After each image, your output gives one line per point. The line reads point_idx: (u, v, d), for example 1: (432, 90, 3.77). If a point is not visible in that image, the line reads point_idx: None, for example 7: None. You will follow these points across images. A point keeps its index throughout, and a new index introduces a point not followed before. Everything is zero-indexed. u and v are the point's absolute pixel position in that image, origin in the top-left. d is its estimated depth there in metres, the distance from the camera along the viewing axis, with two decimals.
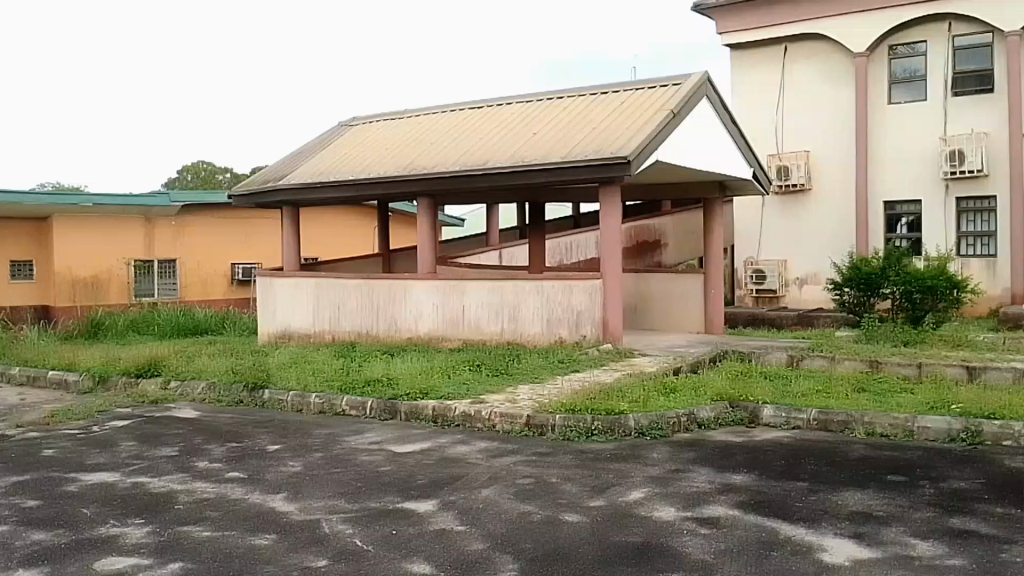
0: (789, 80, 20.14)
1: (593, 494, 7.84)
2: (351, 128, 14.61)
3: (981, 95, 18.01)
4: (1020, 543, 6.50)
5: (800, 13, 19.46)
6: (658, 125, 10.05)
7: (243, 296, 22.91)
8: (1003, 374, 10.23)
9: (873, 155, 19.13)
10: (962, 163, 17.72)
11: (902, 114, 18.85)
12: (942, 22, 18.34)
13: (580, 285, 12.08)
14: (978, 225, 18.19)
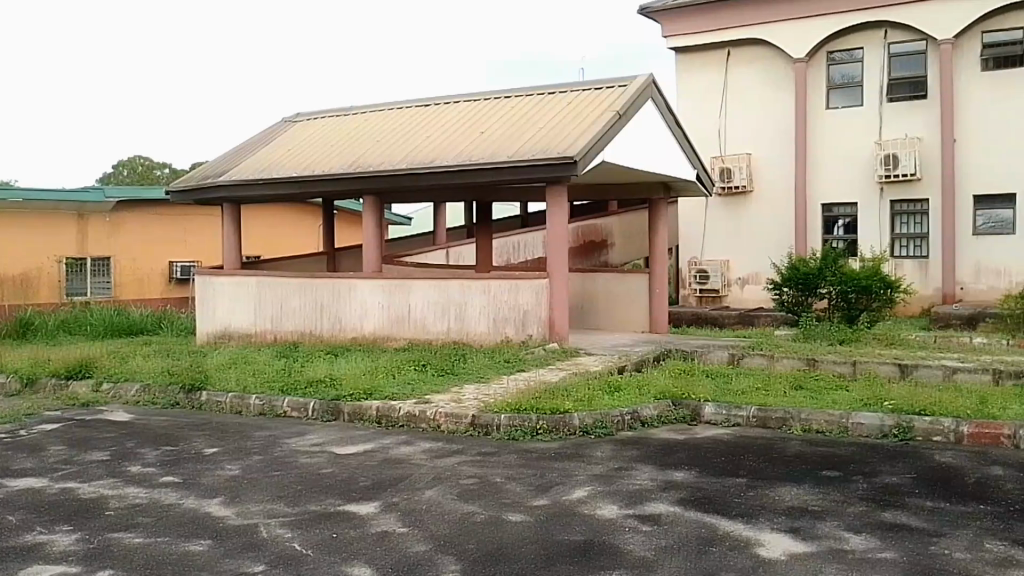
0: (736, 83, 20.49)
1: (536, 493, 7.84)
2: (295, 124, 14.36)
3: (914, 101, 18.64)
4: (948, 536, 6.72)
5: (745, 18, 19.84)
6: (604, 126, 10.10)
7: (181, 295, 22.59)
8: (933, 372, 10.58)
9: (817, 159, 19.60)
10: (896, 167, 18.26)
11: (842, 119, 19.37)
12: (878, 29, 18.91)
13: (527, 285, 12.08)
14: (910, 227, 18.81)
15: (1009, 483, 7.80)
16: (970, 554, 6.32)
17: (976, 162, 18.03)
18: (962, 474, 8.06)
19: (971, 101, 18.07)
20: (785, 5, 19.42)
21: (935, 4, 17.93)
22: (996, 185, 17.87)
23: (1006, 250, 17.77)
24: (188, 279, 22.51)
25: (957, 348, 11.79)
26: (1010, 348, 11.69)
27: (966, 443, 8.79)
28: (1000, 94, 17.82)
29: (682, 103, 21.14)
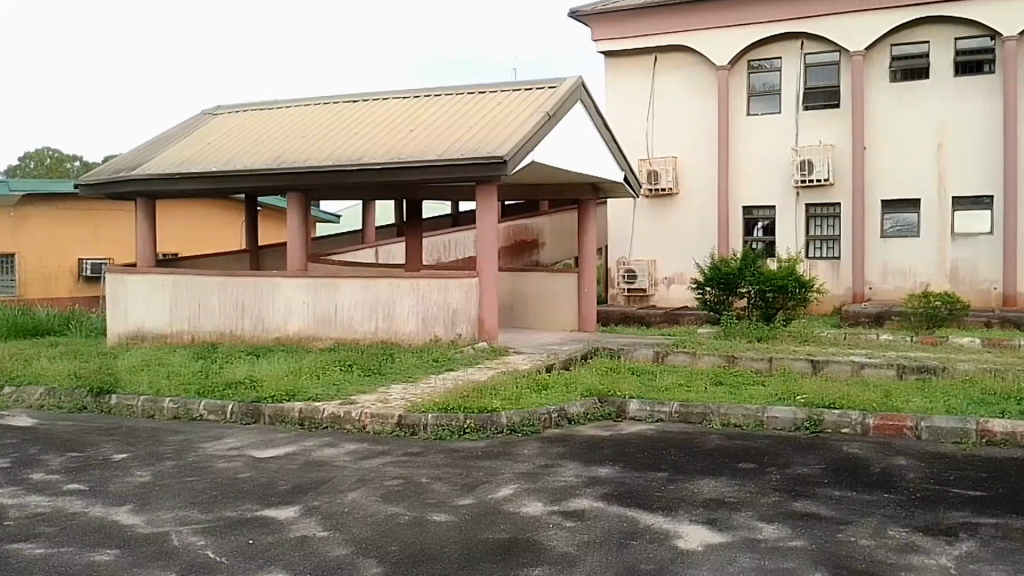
0: (664, 88, 20.98)
1: (461, 493, 7.83)
2: (215, 117, 13.92)
3: (828, 110, 19.51)
4: (854, 524, 7.05)
5: (671, 24, 20.33)
6: (534, 126, 10.15)
7: (91, 295, 21.48)
8: (843, 367, 11.09)
9: (742, 163, 20.26)
10: (810, 173, 19.07)
11: (763, 125, 20.07)
12: (795, 40, 19.71)
13: (456, 283, 12.06)
14: (824, 229, 19.64)
15: (910, 473, 8.25)
16: (873, 541, 6.65)
17: (885, 169, 18.98)
18: (868, 464, 8.48)
19: (881, 110, 19.02)
20: (711, 12, 19.96)
21: (848, 17, 18.82)
22: (902, 191, 18.86)
23: (911, 252, 18.79)
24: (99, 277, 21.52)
25: (865, 344, 12.42)
26: (913, 345, 12.34)
27: (872, 434, 9.25)
28: (907, 105, 18.79)
29: (611, 106, 21.51)
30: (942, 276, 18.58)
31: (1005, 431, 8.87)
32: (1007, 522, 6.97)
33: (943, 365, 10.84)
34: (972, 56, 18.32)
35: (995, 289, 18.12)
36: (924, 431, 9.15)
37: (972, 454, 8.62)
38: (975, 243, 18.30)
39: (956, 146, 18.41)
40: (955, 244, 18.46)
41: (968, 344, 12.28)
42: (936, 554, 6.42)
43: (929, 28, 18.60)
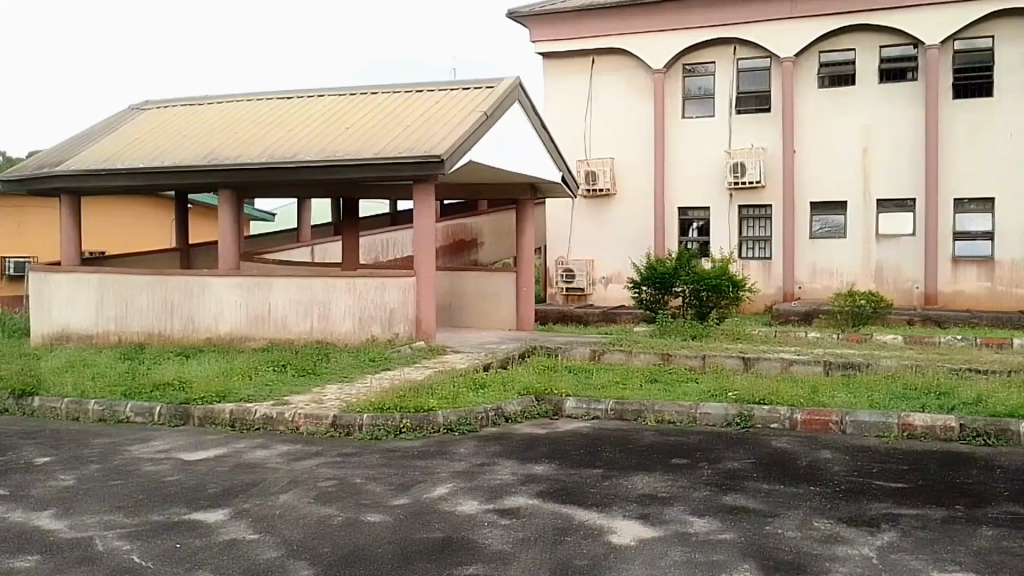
0: (609, 89, 21.17)
1: (396, 493, 7.78)
2: (145, 111, 13.62)
3: (758, 114, 20.00)
4: (781, 516, 7.24)
5: (614, 27, 20.57)
6: (472, 126, 10.17)
7: (14, 295, 20.74)
8: (772, 364, 11.39)
9: (684, 165, 20.58)
10: (743, 175, 19.47)
11: (697, 128, 20.46)
12: (728, 46, 20.14)
13: (393, 283, 11.98)
14: (757, 230, 20.07)
15: (835, 465, 8.51)
16: (799, 532, 6.84)
17: (817, 172, 19.53)
18: (795, 458, 8.72)
19: (813, 115, 19.59)
20: (658, 16, 20.23)
21: (787, 23, 19.31)
22: (831, 194, 19.44)
23: (839, 253, 19.39)
24: (23, 276, 20.82)
25: (793, 342, 12.78)
26: (839, 342, 12.75)
27: (800, 429, 9.51)
28: (837, 110, 19.39)
29: (555, 107, 21.66)
30: (867, 275, 19.21)
31: (924, 424, 9.23)
32: (926, 513, 7.25)
33: (866, 361, 11.25)
34: (897, 64, 18.99)
35: (917, 289, 18.81)
36: (849, 425, 9.44)
37: (894, 447, 8.94)
38: (898, 244, 18.95)
39: (883, 151, 19.06)
40: (881, 245, 19.09)
41: (890, 341, 12.76)
42: (859, 544, 6.63)
43: (857, 35, 19.22)
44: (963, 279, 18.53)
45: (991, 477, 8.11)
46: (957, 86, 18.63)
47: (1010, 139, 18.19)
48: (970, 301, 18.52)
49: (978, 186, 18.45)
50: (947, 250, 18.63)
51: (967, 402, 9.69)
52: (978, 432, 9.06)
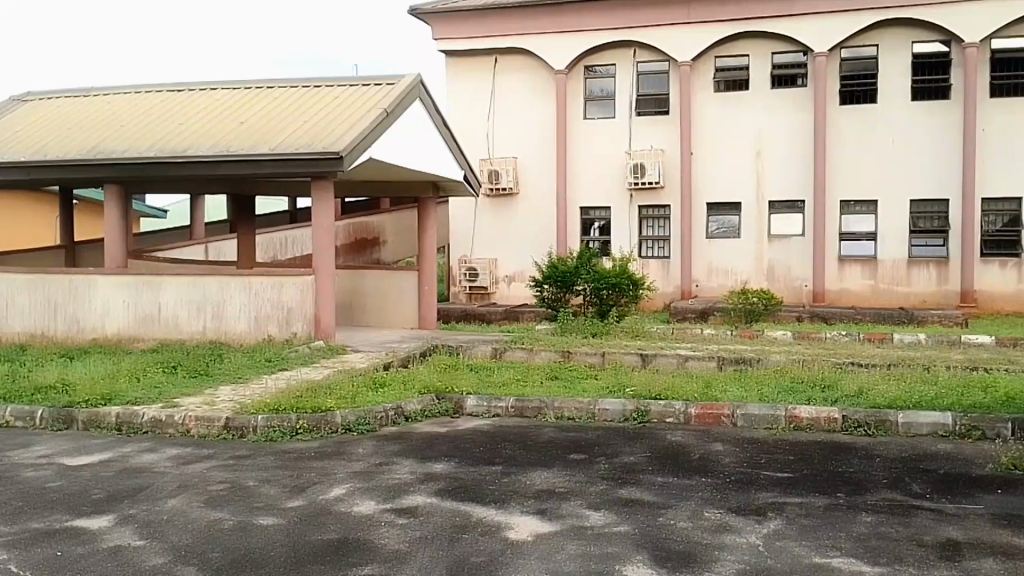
0: (520, 88, 21.28)
1: (291, 495, 7.67)
2: (26, 103, 13.11)
3: (659, 116, 20.48)
4: (673, 507, 7.44)
5: (531, 27, 20.63)
6: (371, 122, 10.16)
7: None
8: (669, 360, 11.71)
9: (593, 165, 20.87)
10: (644, 175, 19.96)
11: (597, 129, 20.83)
12: (628, 48, 20.56)
13: (291, 282, 11.85)
14: (656, 229, 20.56)
15: (726, 457, 8.79)
16: (691, 522, 7.03)
17: (722, 174, 20.12)
18: (689, 451, 8.96)
19: (721, 117, 20.11)
20: (577, 16, 20.37)
21: (701, 27, 19.73)
22: (725, 194, 20.12)
23: (734, 252, 20.05)
24: None
25: (690, 339, 13.19)
26: (733, 338, 13.18)
27: (694, 423, 9.79)
28: (733, 114, 20.04)
29: (465, 105, 21.67)
30: (760, 274, 19.94)
31: (810, 417, 9.61)
32: (810, 501, 7.56)
33: (757, 357, 11.67)
34: (787, 70, 19.75)
35: (806, 287, 19.60)
36: (740, 418, 9.77)
37: (781, 439, 9.29)
38: (788, 244, 19.75)
39: (773, 155, 19.83)
40: (772, 244, 19.85)
41: (781, 336, 13.28)
42: (746, 532, 6.86)
43: (751, 41, 19.88)
44: (848, 278, 19.41)
45: (870, 465, 8.52)
46: (844, 91, 19.45)
47: (898, 144, 19.07)
48: (855, 298, 19.39)
49: (866, 188, 19.29)
50: (834, 249, 19.49)
51: (850, 395, 10.16)
52: (860, 423, 9.50)
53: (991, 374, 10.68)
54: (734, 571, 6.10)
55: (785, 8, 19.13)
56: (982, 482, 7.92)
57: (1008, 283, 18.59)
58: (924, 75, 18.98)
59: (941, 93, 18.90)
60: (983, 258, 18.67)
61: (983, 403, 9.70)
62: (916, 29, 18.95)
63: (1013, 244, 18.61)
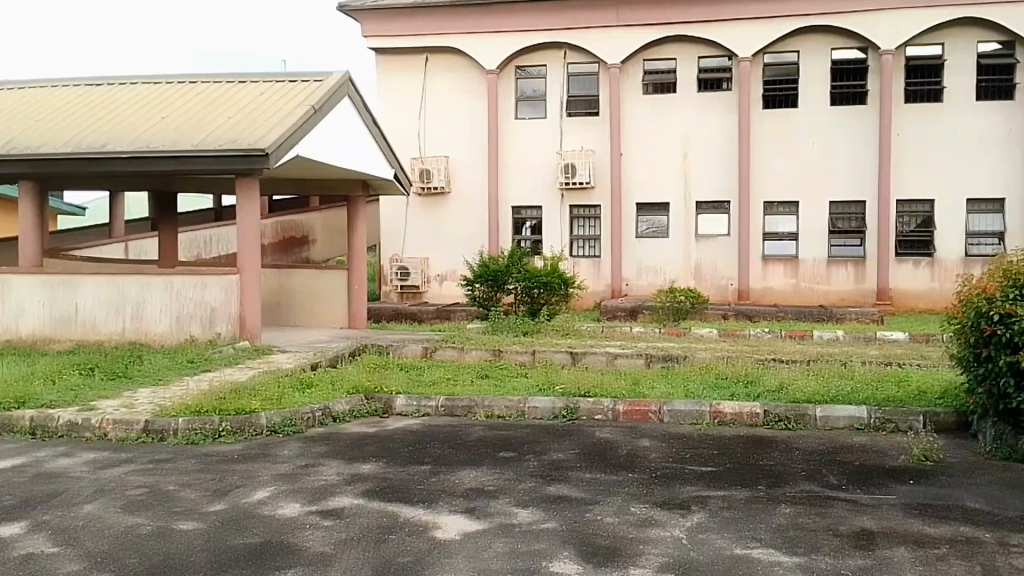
0: (455, 86, 21.27)
1: (212, 499, 7.50)
2: None
3: (589, 117, 20.72)
4: (600, 503, 7.54)
5: (473, 26, 20.60)
6: (297, 120, 10.14)
7: None
8: (597, 358, 11.89)
9: (526, 164, 20.96)
10: (574, 175, 20.18)
11: (528, 128, 20.97)
12: (559, 49, 20.75)
13: (214, 281, 11.65)
14: (587, 229, 20.81)
15: (652, 453, 8.94)
16: (617, 517, 7.13)
17: (658, 174, 20.42)
18: (616, 447, 9.08)
19: (659, 119, 20.40)
20: (520, 16, 20.42)
21: (641, 29, 19.96)
22: (654, 194, 20.46)
23: (662, 252, 20.44)
24: None
25: (620, 337, 13.48)
26: (660, 335, 13.47)
27: (622, 419, 9.95)
28: (662, 115, 20.39)
29: (400, 103, 21.55)
30: (686, 273, 20.36)
31: (733, 412, 9.85)
32: (732, 494, 7.75)
33: (683, 354, 11.95)
34: (713, 74, 20.18)
35: (732, 285, 20.08)
36: (666, 414, 9.97)
37: (705, 434, 9.50)
38: (713, 244, 20.21)
39: (701, 155, 20.21)
40: (698, 244, 20.28)
41: (706, 334, 13.60)
42: (670, 526, 6.99)
43: (679, 45, 20.28)
44: (770, 277, 19.97)
45: (789, 458, 8.77)
46: (767, 96, 19.98)
47: (819, 147, 19.66)
48: (777, 296, 19.97)
49: (788, 189, 19.84)
50: (758, 249, 20.01)
51: (770, 390, 10.47)
52: (780, 417, 9.78)
53: (903, 368, 11.12)
54: (657, 566, 6.20)
55: (724, 12, 19.51)
56: (894, 473, 8.23)
57: (920, 281, 19.32)
58: (843, 81, 19.62)
59: (857, 99, 19.56)
60: (909, 258, 19.36)
61: (896, 397, 10.09)
62: (836, 36, 19.58)
63: (927, 244, 19.35)
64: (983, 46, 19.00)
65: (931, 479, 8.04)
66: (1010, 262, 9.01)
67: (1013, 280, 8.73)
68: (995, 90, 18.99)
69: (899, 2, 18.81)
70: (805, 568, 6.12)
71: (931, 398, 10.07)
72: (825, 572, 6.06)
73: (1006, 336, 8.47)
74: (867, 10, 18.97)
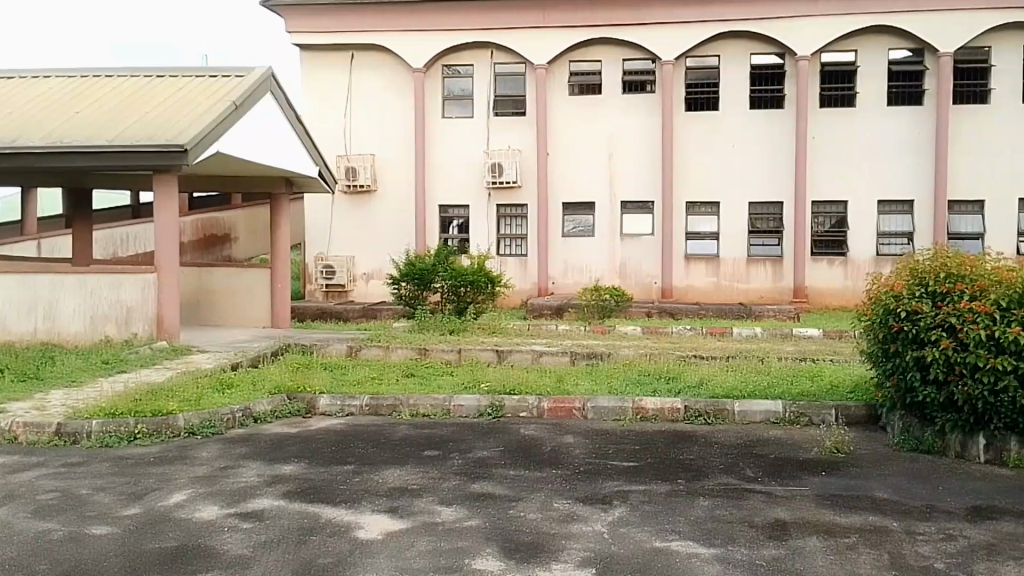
0: (388, 84, 21.17)
1: (127, 502, 7.26)
2: None
3: (516, 117, 20.86)
4: (523, 499, 7.51)
5: (414, 23, 20.51)
6: (216, 116, 10.05)
7: None
8: (524, 355, 12.04)
9: (459, 163, 21.02)
10: (500, 175, 20.28)
11: (457, 127, 21.03)
12: (486, 49, 20.84)
13: (130, 279, 11.56)
14: (513, 228, 20.96)
15: (575, 449, 9.04)
16: (540, 513, 7.08)
17: (594, 174, 20.67)
18: (540, 444, 9.17)
19: (596, 119, 20.63)
20: (461, 15, 20.42)
21: (582, 30, 20.15)
22: (587, 194, 20.69)
23: (588, 251, 20.72)
24: None
25: (545, 336, 13.68)
26: (586, 333, 13.77)
27: (546, 416, 10.07)
28: (594, 116, 20.64)
29: (328, 99, 21.33)
30: (612, 272, 20.68)
31: (655, 407, 10.08)
32: (653, 487, 7.83)
33: (607, 352, 12.21)
34: (637, 77, 20.54)
35: (656, 284, 20.48)
36: (590, 411, 10.12)
37: (627, 429, 9.68)
38: (638, 243, 20.57)
39: (632, 156, 20.52)
40: (623, 243, 20.63)
41: (630, 331, 14.00)
42: (593, 520, 6.96)
43: (606, 47, 20.56)
44: (693, 276, 20.41)
45: (708, 452, 8.97)
46: (689, 98, 20.41)
47: (741, 149, 20.17)
48: (699, 295, 20.41)
49: (715, 189, 20.31)
50: (681, 249, 20.45)
51: (691, 385, 10.75)
52: (700, 412, 10.03)
53: (818, 363, 11.55)
54: (579, 561, 6.13)
55: (662, 14, 19.81)
56: (808, 465, 8.44)
57: (835, 280, 19.99)
58: (761, 86, 20.17)
59: (775, 102, 20.13)
60: (836, 256, 19.99)
61: (810, 392, 10.45)
62: (759, 42, 20.09)
63: (840, 244, 20.06)
64: (895, 54, 19.77)
65: (843, 470, 8.29)
66: (915, 261, 9.23)
67: (918, 278, 8.96)
68: (906, 96, 19.76)
69: (830, 8, 19.35)
70: (721, 560, 6.11)
71: (843, 392, 10.44)
72: (741, 563, 6.06)
73: (912, 331, 8.65)
74: (801, 14, 19.44)
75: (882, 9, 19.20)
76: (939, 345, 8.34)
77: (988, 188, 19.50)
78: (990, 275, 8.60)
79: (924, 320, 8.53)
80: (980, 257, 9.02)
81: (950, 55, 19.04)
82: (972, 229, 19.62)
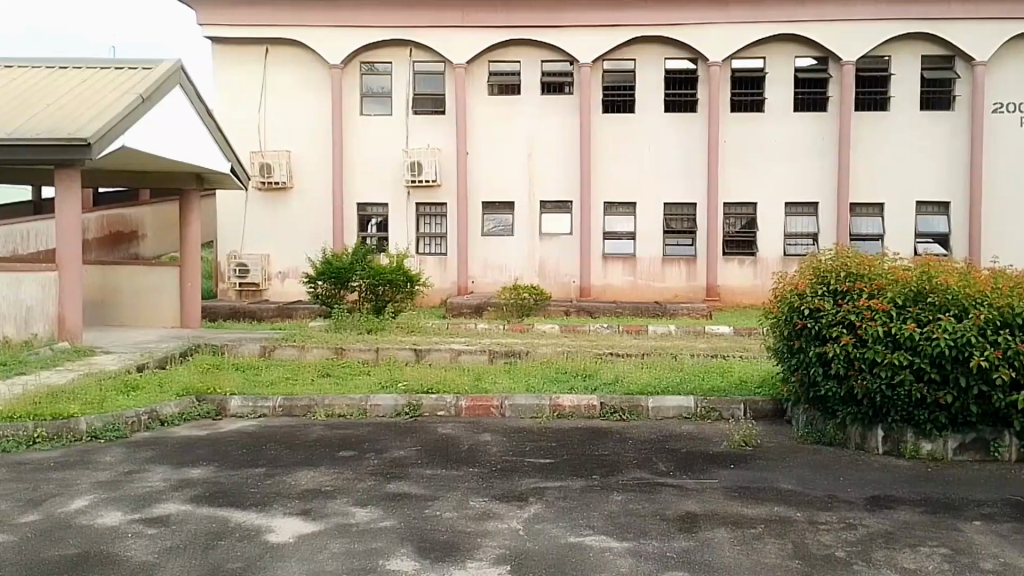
0: (306, 79, 20.84)
1: (25, 510, 6.93)
2: None
3: (437, 116, 20.85)
4: (440, 497, 7.49)
5: (342, 19, 20.27)
6: (123, 109, 9.75)
7: None
8: (441, 354, 12.07)
9: (380, 161, 20.88)
10: (419, 174, 20.29)
11: (379, 124, 20.87)
12: (405, 47, 20.78)
13: (29, 275, 11.14)
14: (435, 227, 20.94)
15: (492, 447, 9.04)
16: (455, 512, 7.08)
17: (523, 174, 20.82)
18: (457, 443, 9.15)
19: (525, 119, 20.78)
20: (390, 12, 20.27)
21: (511, 30, 20.29)
22: (516, 193, 20.83)
23: (507, 250, 20.88)
24: None
25: (464, 334, 13.71)
26: (505, 331, 13.90)
27: (464, 415, 10.11)
28: (524, 116, 20.78)
29: (243, 94, 20.88)
30: (531, 270, 20.86)
31: (572, 404, 10.23)
32: (568, 484, 7.91)
33: (524, 351, 12.37)
34: (555, 78, 20.78)
35: (574, 282, 20.77)
36: (508, 409, 10.21)
37: (545, 426, 9.78)
38: (557, 242, 20.82)
39: (558, 155, 20.74)
40: (546, 243, 20.84)
41: (549, 329, 14.17)
42: (508, 518, 6.98)
43: (526, 49, 20.76)
44: (610, 275, 20.80)
45: (623, 448, 9.14)
46: (607, 100, 20.79)
47: (665, 151, 20.64)
48: (616, 293, 20.81)
49: (638, 190, 20.74)
50: (599, 249, 20.80)
51: (606, 381, 10.99)
52: (615, 408, 10.24)
53: (727, 360, 11.95)
54: (495, 558, 6.14)
55: (591, 17, 20.12)
56: (717, 459, 8.70)
57: (745, 279, 20.66)
58: (676, 90, 20.69)
59: (691, 107, 20.67)
60: (751, 256, 20.66)
61: (719, 387, 10.79)
62: (679, 48, 20.61)
63: (750, 244, 20.74)
64: (800, 61, 20.56)
65: (751, 463, 8.54)
66: (819, 261, 9.62)
67: (821, 278, 9.33)
68: (811, 103, 20.57)
69: (751, 16, 19.99)
70: (633, 553, 6.23)
71: (751, 387, 10.83)
72: (652, 555, 6.19)
73: (814, 328, 8.99)
74: (723, 21, 20.03)
75: (802, 18, 19.92)
76: (840, 341, 8.65)
77: (897, 191, 20.46)
78: (886, 274, 8.98)
79: (827, 317, 8.88)
80: (879, 257, 9.43)
81: (852, 64, 19.91)
82: (873, 230, 20.60)
